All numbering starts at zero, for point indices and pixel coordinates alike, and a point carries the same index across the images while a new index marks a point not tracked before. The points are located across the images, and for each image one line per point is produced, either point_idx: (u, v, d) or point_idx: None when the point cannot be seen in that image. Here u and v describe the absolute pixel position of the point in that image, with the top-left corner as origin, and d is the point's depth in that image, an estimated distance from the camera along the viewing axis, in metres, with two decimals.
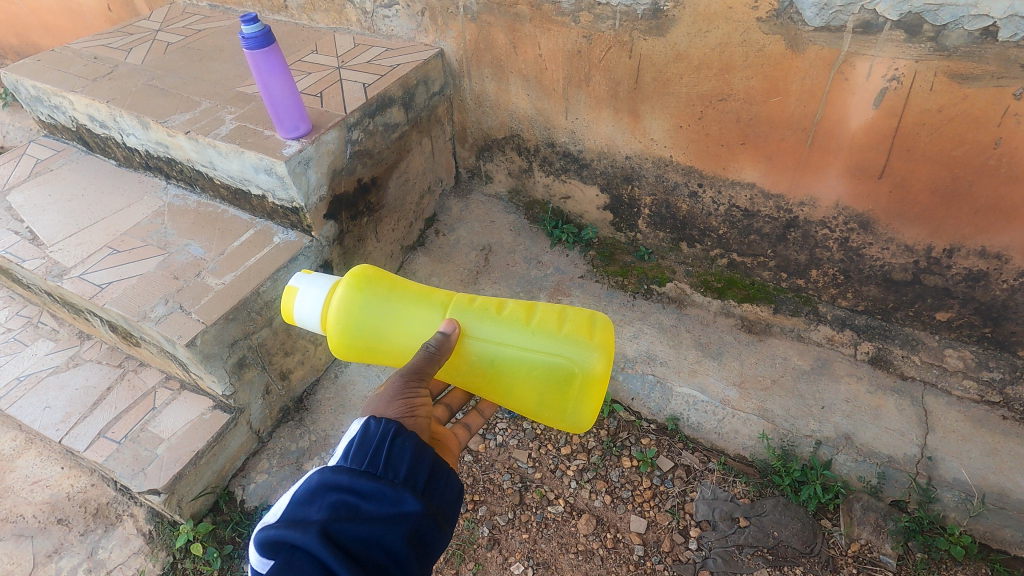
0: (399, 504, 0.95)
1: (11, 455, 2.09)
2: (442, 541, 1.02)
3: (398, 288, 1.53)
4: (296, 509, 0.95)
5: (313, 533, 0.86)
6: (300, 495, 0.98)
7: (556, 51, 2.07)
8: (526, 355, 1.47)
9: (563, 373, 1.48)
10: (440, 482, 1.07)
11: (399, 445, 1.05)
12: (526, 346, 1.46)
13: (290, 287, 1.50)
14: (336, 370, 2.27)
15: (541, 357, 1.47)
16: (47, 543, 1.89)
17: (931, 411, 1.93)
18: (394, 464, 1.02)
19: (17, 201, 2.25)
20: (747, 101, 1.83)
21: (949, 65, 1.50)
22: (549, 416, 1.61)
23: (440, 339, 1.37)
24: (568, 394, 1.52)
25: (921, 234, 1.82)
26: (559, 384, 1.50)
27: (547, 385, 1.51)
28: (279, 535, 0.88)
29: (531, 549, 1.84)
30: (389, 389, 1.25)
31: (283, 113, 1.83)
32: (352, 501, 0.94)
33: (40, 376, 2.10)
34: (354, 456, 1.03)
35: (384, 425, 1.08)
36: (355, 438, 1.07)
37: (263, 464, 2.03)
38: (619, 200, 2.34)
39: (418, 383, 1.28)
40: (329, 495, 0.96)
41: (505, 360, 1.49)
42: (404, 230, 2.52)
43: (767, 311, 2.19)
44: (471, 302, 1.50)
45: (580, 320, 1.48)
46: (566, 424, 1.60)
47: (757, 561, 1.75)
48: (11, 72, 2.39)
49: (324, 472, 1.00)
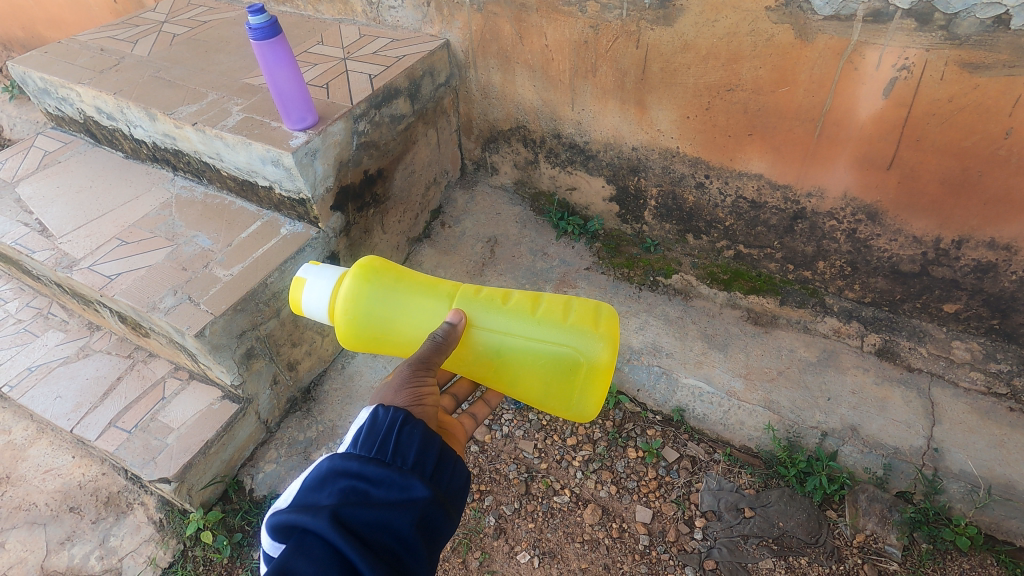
0: (408, 490, 0.96)
1: (23, 445, 2.12)
2: (450, 527, 1.03)
3: (405, 279, 1.54)
4: (307, 494, 0.97)
5: (325, 517, 0.88)
6: (310, 481, 0.99)
7: (563, 41, 2.06)
8: (532, 345, 1.48)
9: (569, 363, 1.48)
10: (448, 469, 1.08)
11: (407, 432, 1.06)
12: (531, 335, 1.47)
13: (297, 278, 1.50)
14: (343, 361, 2.28)
15: (547, 348, 1.47)
16: (59, 531, 1.92)
17: (938, 403, 1.93)
18: (402, 451, 1.03)
19: (26, 193, 2.27)
20: (755, 91, 1.82)
21: (961, 54, 1.49)
22: (554, 406, 1.61)
23: (446, 329, 1.37)
24: (573, 384, 1.52)
25: (930, 225, 1.81)
26: (564, 374, 1.51)
27: (553, 375, 1.52)
28: (290, 519, 0.89)
29: (537, 538, 1.86)
30: (397, 379, 1.25)
31: (289, 104, 1.83)
32: (362, 487, 0.96)
33: (51, 366, 2.12)
34: (363, 443, 1.04)
35: (393, 413, 1.08)
36: (364, 425, 1.07)
37: (271, 454, 2.05)
38: (625, 191, 2.34)
39: (424, 372, 1.28)
40: (338, 481, 0.97)
41: (511, 350, 1.49)
42: (410, 222, 2.52)
43: (773, 303, 2.19)
44: (477, 293, 1.51)
45: (585, 311, 1.49)
46: (572, 413, 1.61)
47: (762, 551, 1.76)
48: (19, 64, 2.40)
49: (333, 458, 1.01)
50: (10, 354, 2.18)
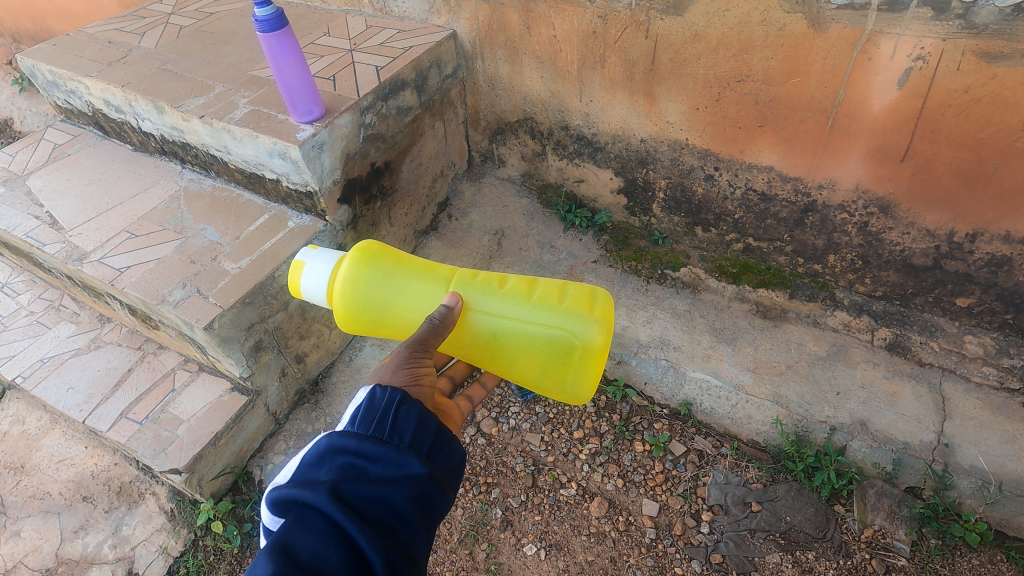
0: (405, 467, 0.97)
1: (37, 435, 2.15)
2: (446, 503, 1.04)
3: (402, 263, 1.54)
4: (305, 470, 0.97)
5: (323, 491, 0.88)
6: (309, 457, 0.99)
7: (571, 32, 2.04)
8: (527, 328, 1.47)
9: (564, 346, 1.47)
10: (444, 447, 1.08)
11: (404, 412, 1.05)
12: (527, 319, 1.47)
13: (296, 261, 1.51)
14: (351, 353, 2.28)
15: (542, 330, 1.47)
16: (73, 520, 1.95)
17: (950, 398, 1.91)
18: (399, 429, 1.02)
19: (37, 185, 2.28)
20: (766, 82, 1.79)
21: (978, 43, 1.46)
22: (547, 388, 1.61)
23: (443, 313, 1.38)
24: (568, 367, 1.52)
25: (944, 218, 1.79)
26: (560, 356, 1.50)
27: (549, 358, 1.51)
28: (290, 493, 0.90)
29: (543, 531, 1.87)
30: (394, 360, 1.25)
31: (296, 96, 1.82)
32: (360, 463, 0.96)
33: (63, 358, 2.15)
34: (360, 422, 1.03)
35: (390, 392, 1.08)
36: (361, 405, 1.07)
37: (280, 446, 2.06)
38: (633, 183, 2.31)
39: (423, 353, 1.29)
40: (337, 457, 0.97)
41: (506, 333, 1.49)
42: (417, 214, 2.51)
43: (782, 296, 2.17)
44: (474, 277, 1.51)
45: (581, 295, 1.48)
46: (566, 396, 1.61)
47: (769, 546, 1.77)
48: (28, 57, 2.40)
49: (332, 435, 1.01)
50: (23, 345, 2.20)
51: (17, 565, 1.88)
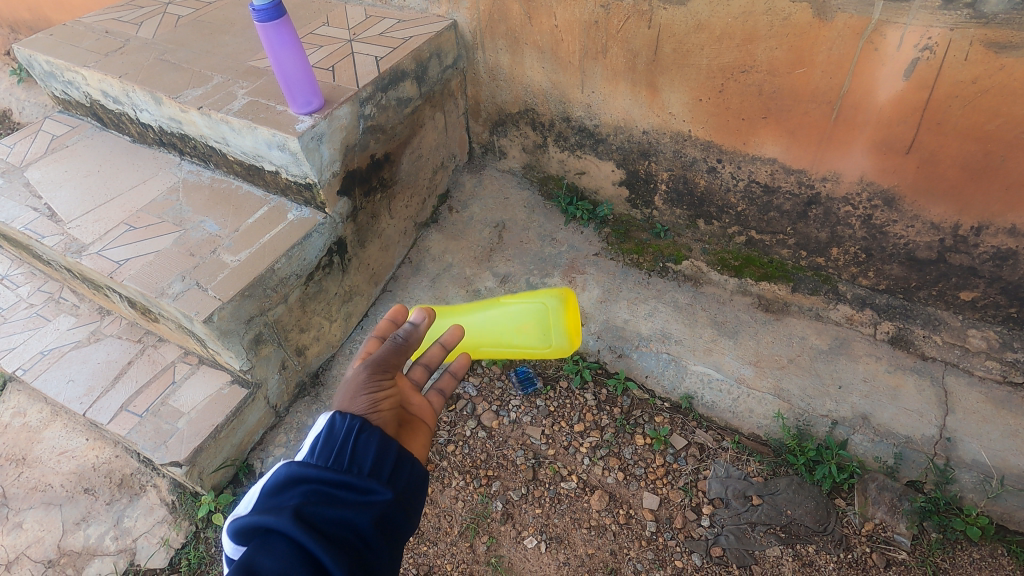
0: (368, 491, 0.97)
1: (38, 427, 2.15)
2: (408, 526, 1.05)
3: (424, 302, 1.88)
4: (265, 500, 0.94)
5: (288, 516, 0.86)
6: (269, 488, 0.96)
7: (573, 21, 2.02)
8: (503, 322, 1.84)
9: (538, 317, 1.79)
10: (405, 470, 1.08)
11: (364, 438, 1.04)
12: (504, 314, 1.83)
13: None
14: (351, 346, 2.25)
15: (514, 316, 1.82)
16: (75, 511, 1.96)
17: (952, 392, 1.90)
18: (360, 458, 1.02)
19: (35, 177, 2.27)
20: (771, 72, 1.77)
21: (986, 33, 1.45)
22: (533, 343, 1.86)
23: (408, 330, 1.28)
24: (549, 326, 1.80)
25: (949, 211, 1.77)
26: (538, 325, 1.81)
27: (524, 340, 1.86)
28: (252, 521, 0.87)
29: (544, 524, 1.87)
30: (352, 382, 1.18)
31: (295, 87, 1.80)
32: (323, 490, 0.94)
33: (63, 350, 2.14)
34: (320, 452, 1.02)
35: (349, 419, 1.06)
36: (320, 433, 1.05)
37: (281, 438, 2.06)
38: (635, 175, 2.29)
39: (383, 374, 1.22)
40: (298, 486, 0.95)
41: (486, 339, 1.89)
42: (417, 206, 2.46)
43: (785, 289, 2.15)
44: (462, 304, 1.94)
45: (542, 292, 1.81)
46: (551, 346, 1.85)
47: (769, 539, 1.77)
48: (25, 47, 2.38)
49: (290, 464, 0.98)
50: (24, 338, 2.20)
51: (20, 557, 1.89)
